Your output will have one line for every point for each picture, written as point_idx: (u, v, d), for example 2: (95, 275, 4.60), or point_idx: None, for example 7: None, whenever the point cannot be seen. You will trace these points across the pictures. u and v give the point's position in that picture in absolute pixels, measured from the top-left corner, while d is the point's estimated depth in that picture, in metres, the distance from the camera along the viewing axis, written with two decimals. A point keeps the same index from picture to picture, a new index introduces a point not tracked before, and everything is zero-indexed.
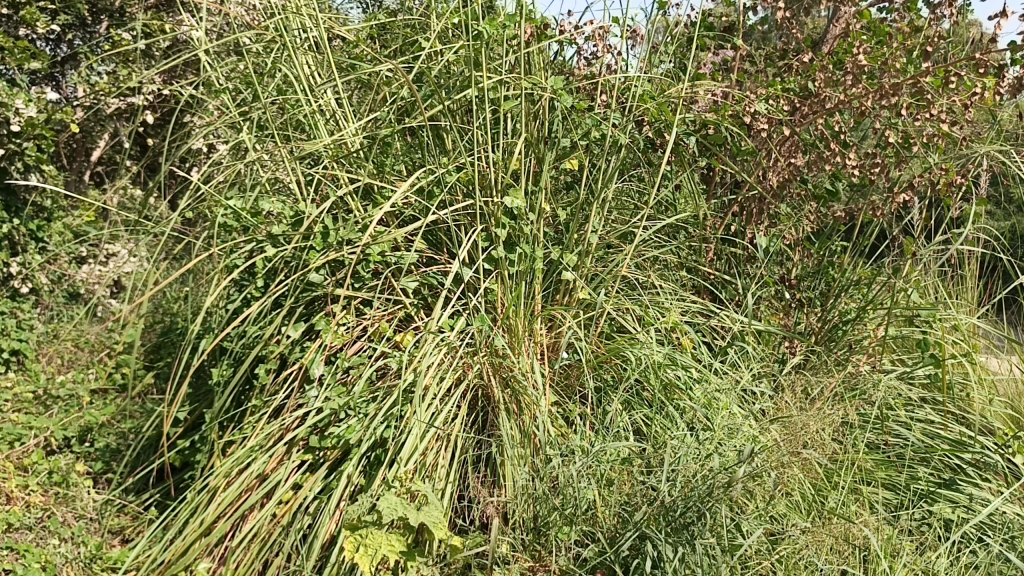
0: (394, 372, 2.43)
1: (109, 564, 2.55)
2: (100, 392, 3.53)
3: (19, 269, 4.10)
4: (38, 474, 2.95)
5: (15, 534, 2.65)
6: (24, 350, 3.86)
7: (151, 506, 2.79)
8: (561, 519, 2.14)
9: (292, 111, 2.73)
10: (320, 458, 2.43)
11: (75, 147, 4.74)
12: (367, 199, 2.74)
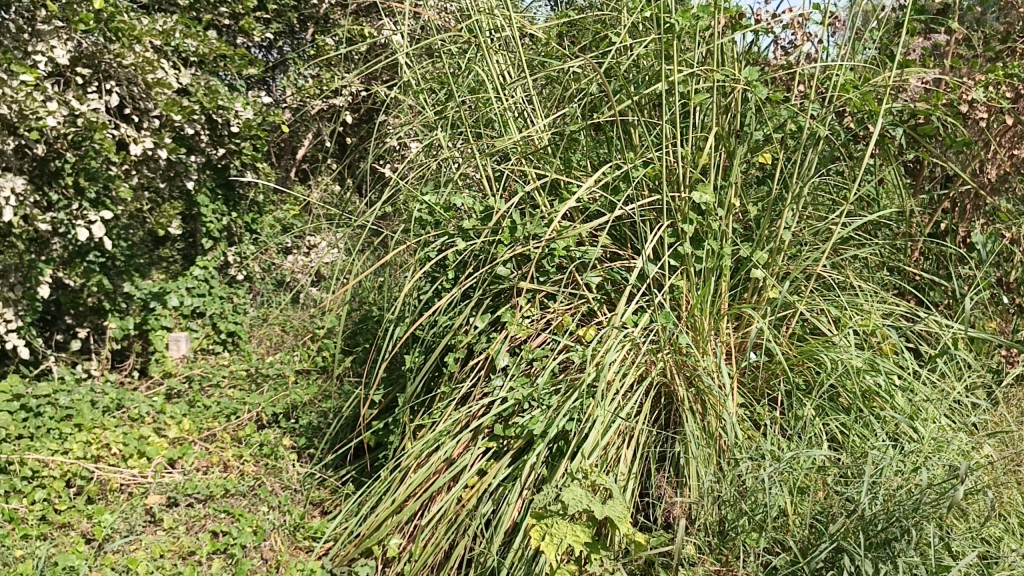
0: (577, 366, 2.45)
1: (310, 534, 2.75)
2: (304, 373, 3.73)
3: (235, 257, 4.64)
4: (252, 446, 3.24)
5: (231, 499, 2.90)
6: (239, 332, 4.32)
7: (349, 481, 3.00)
8: (750, 524, 2.06)
9: (483, 109, 2.81)
10: (504, 446, 2.48)
11: (284, 146, 5.17)
12: (554, 195, 2.77)
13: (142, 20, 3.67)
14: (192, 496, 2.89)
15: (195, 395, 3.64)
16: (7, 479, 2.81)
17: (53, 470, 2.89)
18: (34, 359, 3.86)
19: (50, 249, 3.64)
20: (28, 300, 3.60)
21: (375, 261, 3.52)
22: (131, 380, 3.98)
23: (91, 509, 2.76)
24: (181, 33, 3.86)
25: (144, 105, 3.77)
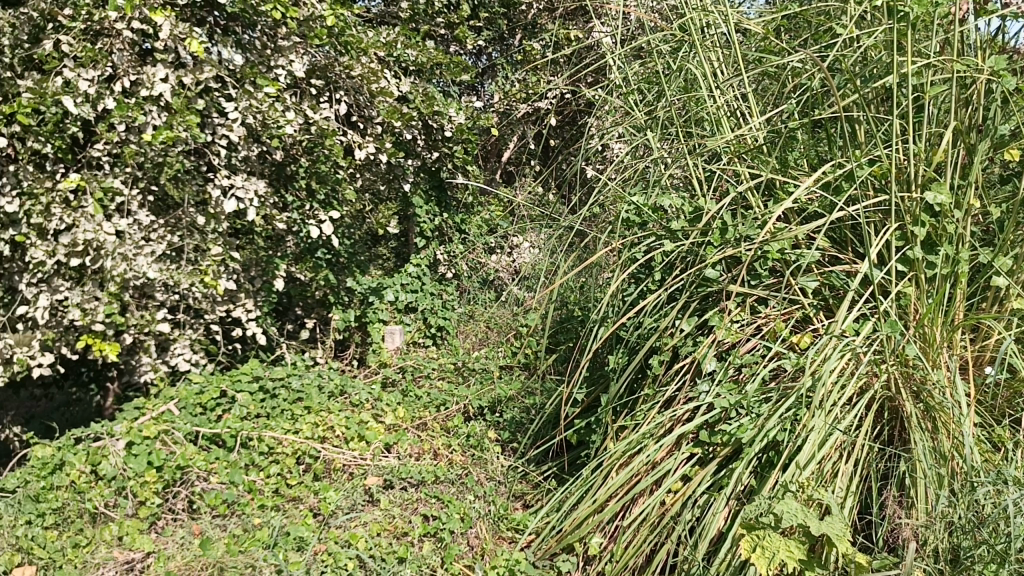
0: (791, 374, 2.34)
1: (513, 525, 2.88)
2: (508, 368, 3.91)
3: (445, 256, 4.86)
4: (459, 436, 3.40)
5: (441, 486, 3.04)
6: (447, 327, 4.52)
7: (550, 477, 3.11)
8: (989, 554, 1.89)
9: (694, 107, 2.76)
10: (710, 453, 2.41)
11: (491, 149, 5.38)
12: (768, 195, 2.67)
13: (367, 34, 3.91)
14: (406, 480, 3.04)
15: (407, 385, 3.85)
16: (247, 453, 3.12)
17: (285, 448, 3.15)
18: (268, 345, 4.32)
19: (285, 246, 4.05)
20: (266, 291, 4.03)
21: (580, 261, 3.56)
22: (351, 368, 4.30)
23: (318, 486, 3.01)
24: (402, 44, 4.08)
25: (368, 112, 4.04)
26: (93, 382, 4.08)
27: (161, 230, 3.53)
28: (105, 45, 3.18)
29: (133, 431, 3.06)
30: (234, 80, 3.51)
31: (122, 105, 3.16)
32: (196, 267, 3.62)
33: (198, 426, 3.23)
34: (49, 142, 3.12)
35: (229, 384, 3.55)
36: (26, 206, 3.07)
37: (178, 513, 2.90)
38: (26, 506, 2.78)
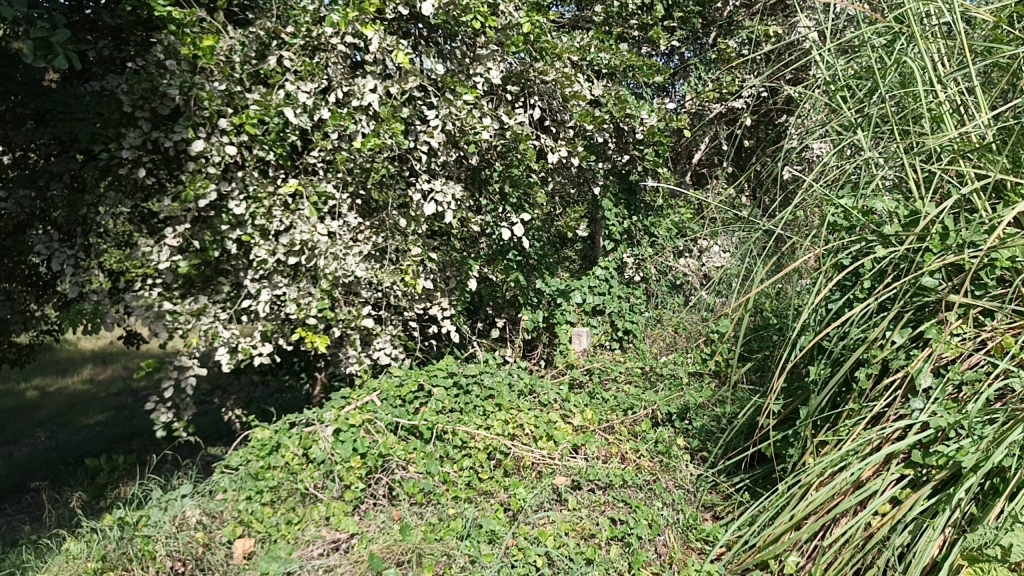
0: (1021, 395, 2.14)
1: (702, 536, 2.86)
2: (697, 375, 3.90)
3: (633, 259, 4.86)
4: (647, 442, 3.39)
5: (629, 491, 3.03)
6: (635, 331, 4.52)
7: (742, 490, 3.07)
8: None
9: (910, 103, 2.58)
10: (923, 475, 2.25)
11: (682, 151, 5.31)
12: (995, 198, 2.46)
13: (562, 38, 3.96)
14: (593, 482, 3.05)
15: (595, 387, 3.88)
16: (442, 445, 3.25)
17: (477, 443, 3.25)
18: (461, 342, 4.49)
19: (478, 247, 4.20)
20: (460, 291, 4.17)
21: (777, 267, 3.42)
22: (539, 368, 4.39)
23: (508, 482, 3.09)
24: (596, 47, 4.11)
25: (561, 117, 4.09)
26: (302, 371, 4.42)
27: (368, 231, 3.76)
28: (322, 59, 3.47)
29: (341, 418, 3.28)
30: (436, 88, 3.70)
31: (335, 115, 3.42)
32: (398, 267, 3.84)
33: (397, 418, 3.40)
34: (272, 150, 3.44)
35: (426, 378, 3.72)
36: (251, 208, 3.38)
37: (379, 498, 3.09)
38: (247, 484, 3.05)
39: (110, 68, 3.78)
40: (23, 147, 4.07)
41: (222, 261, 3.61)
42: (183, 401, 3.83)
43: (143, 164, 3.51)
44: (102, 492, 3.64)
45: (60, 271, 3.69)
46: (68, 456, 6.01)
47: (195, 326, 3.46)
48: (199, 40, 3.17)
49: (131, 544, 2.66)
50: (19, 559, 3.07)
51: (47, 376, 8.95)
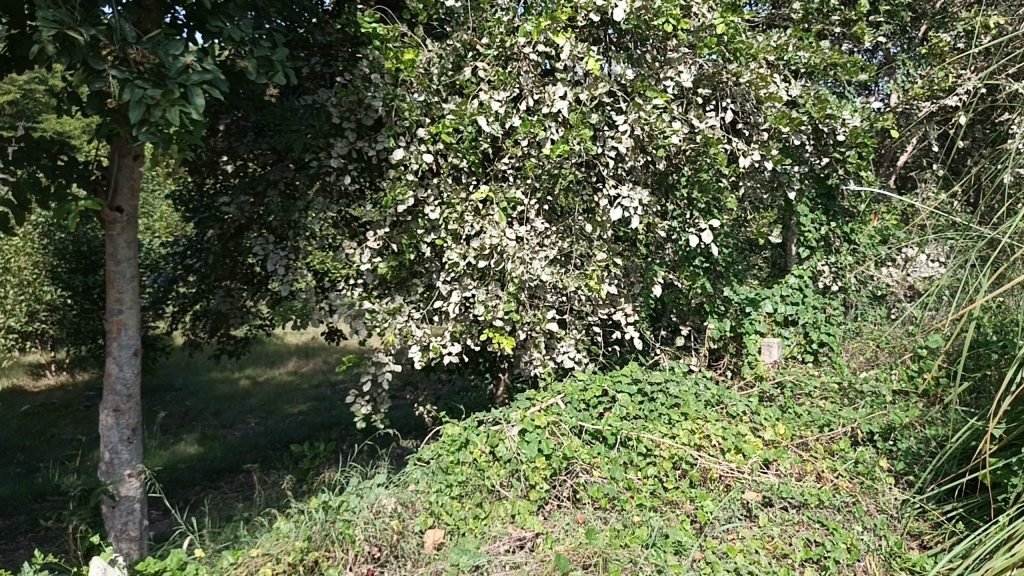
0: None
1: (907, 565, 2.74)
2: (902, 393, 3.76)
3: (830, 268, 4.61)
4: (847, 462, 3.27)
5: (825, 511, 2.97)
6: (832, 343, 4.31)
7: (955, 519, 2.89)
8: None
9: None
10: None
11: (885, 153, 5.03)
12: None
13: (758, 38, 3.80)
14: (786, 500, 3.00)
15: (787, 401, 3.76)
16: (626, 451, 3.28)
17: (662, 451, 3.25)
18: (645, 348, 4.47)
19: (663, 253, 4.10)
20: (644, 298, 4.09)
21: (1001, 280, 3.12)
22: (725, 379, 4.30)
23: (694, 493, 3.12)
24: (794, 46, 3.92)
25: (756, 119, 3.92)
26: (487, 371, 4.54)
27: (554, 236, 3.78)
28: (514, 69, 3.58)
29: (527, 419, 3.34)
30: (625, 94, 3.65)
31: (526, 122, 3.50)
32: (583, 272, 3.78)
33: (582, 421, 3.42)
34: (465, 157, 3.61)
35: (611, 384, 3.70)
36: (444, 213, 3.58)
37: (563, 500, 3.18)
38: (437, 477, 3.21)
39: (320, 83, 4.08)
40: (245, 156, 4.48)
41: (416, 265, 3.90)
42: (378, 395, 4.08)
43: (349, 172, 3.90)
44: (305, 477, 3.92)
45: (272, 271, 3.99)
46: (276, 441, 6.54)
47: (391, 325, 3.72)
48: (401, 54, 3.47)
49: (333, 527, 2.82)
50: (235, 532, 3.37)
51: (259, 367, 9.83)
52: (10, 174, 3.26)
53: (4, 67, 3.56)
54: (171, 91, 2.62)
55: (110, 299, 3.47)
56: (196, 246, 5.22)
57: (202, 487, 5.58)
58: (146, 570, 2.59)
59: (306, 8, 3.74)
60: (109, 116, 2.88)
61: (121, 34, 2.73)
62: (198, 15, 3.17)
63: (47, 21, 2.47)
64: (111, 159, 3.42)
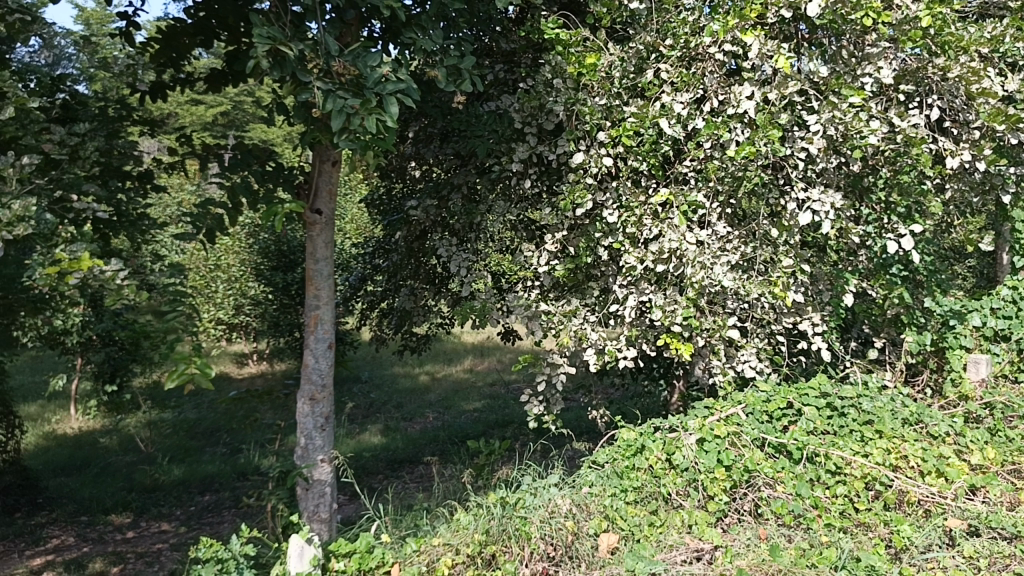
0: None
1: None
2: None
3: None
4: None
5: None
6: None
7: None
8: None
9: None
10: None
11: None
12: None
13: (969, 29, 3.55)
14: (996, 530, 2.89)
15: (997, 423, 3.60)
16: (813, 468, 3.20)
17: (854, 470, 3.13)
18: (833, 359, 4.28)
19: (856, 260, 3.87)
20: (833, 306, 3.87)
21: None
22: (924, 397, 4.02)
23: (890, 516, 2.99)
24: (1011, 36, 3.57)
25: (966, 116, 3.61)
26: (661, 378, 4.51)
27: (736, 241, 3.61)
28: (698, 70, 3.50)
29: (706, 428, 3.31)
30: (817, 91, 3.49)
31: (710, 124, 3.37)
32: (767, 278, 3.60)
33: (765, 433, 3.34)
34: (645, 161, 3.57)
35: (797, 396, 3.55)
36: (623, 217, 3.58)
37: (744, 514, 3.11)
38: (612, 481, 3.24)
39: (504, 89, 4.18)
40: (431, 160, 4.66)
41: (594, 268, 3.89)
42: (552, 396, 4.13)
43: (530, 176, 3.98)
44: (483, 472, 4.03)
45: (456, 271, 4.28)
46: (453, 436, 6.79)
47: (567, 327, 3.79)
48: (583, 58, 3.51)
49: (510, 523, 2.91)
50: (416, 520, 3.52)
51: (437, 363, 10.34)
52: (227, 180, 3.55)
53: (222, 81, 3.87)
54: (369, 99, 2.73)
55: (308, 296, 3.73)
56: (385, 247, 5.51)
57: (385, 476, 5.88)
58: (338, 551, 2.78)
59: (492, 17, 3.85)
60: (312, 124, 3.07)
61: (326, 47, 2.90)
62: (394, 27, 3.33)
63: (262, 38, 2.68)
64: (313, 165, 3.66)
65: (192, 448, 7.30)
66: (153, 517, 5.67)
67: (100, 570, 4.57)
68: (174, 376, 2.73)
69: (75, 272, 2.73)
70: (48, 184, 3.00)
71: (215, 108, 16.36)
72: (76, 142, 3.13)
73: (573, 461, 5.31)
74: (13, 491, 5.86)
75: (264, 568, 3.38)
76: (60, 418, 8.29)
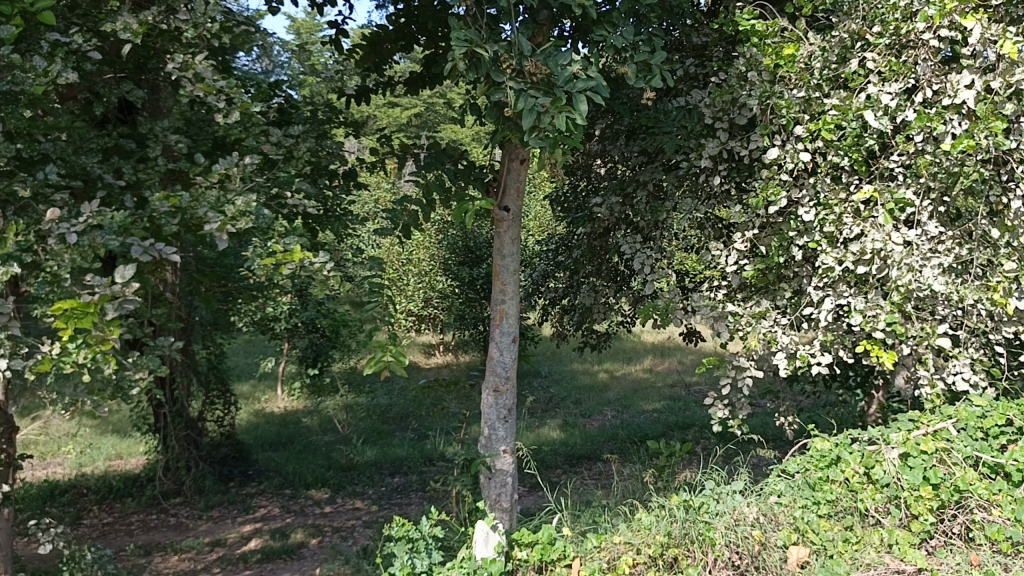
0: None
1: None
2: None
3: None
4: None
5: None
6: None
7: None
8: None
9: None
10: None
11: None
12: None
13: None
14: None
15: None
16: None
17: None
18: None
19: None
20: None
21: None
22: None
23: None
24: None
25: None
26: (857, 387, 4.28)
27: (950, 241, 3.35)
28: (909, 57, 3.24)
29: (910, 443, 3.15)
30: None
31: (921, 116, 3.13)
32: (986, 282, 3.29)
33: (979, 452, 3.11)
34: (847, 156, 3.36)
35: (1018, 412, 3.27)
36: (820, 215, 3.40)
37: (953, 537, 2.96)
38: (804, 493, 3.19)
39: (694, 84, 4.10)
40: (617, 157, 4.70)
41: (786, 268, 3.74)
42: (738, 400, 3.99)
43: (720, 172, 3.83)
44: (664, 473, 3.99)
45: (640, 269, 4.24)
46: (633, 435, 6.76)
47: (755, 329, 3.62)
48: (781, 49, 3.38)
49: (694, 526, 2.90)
50: (595, 516, 3.53)
51: (616, 362, 10.41)
52: (422, 178, 3.70)
53: (419, 84, 4.03)
54: (559, 98, 2.71)
55: (495, 290, 3.83)
56: (569, 244, 5.57)
57: (564, 470, 5.95)
58: (521, 540, 2.89)
59: (684, 10, 3.78)
60: (504, 123, 3.14)
61: (519, 48, 2.94)
62: (585, 25, 3.35)
63: (459, 41, 2.78)
64: (502, 163, 3.75)
65: (383, 432, 7.73)
66: (347, 494, 6.06)
67: (301, 540, 4.94)
68: (372, 363, 2.89)
69: (288, 263, 2.94)
70: (266, 182, 3.27)
71: (409, 111, 17.23)
72: (291, 143, 3.38)
73: (758, 468, 5.14)
74: (228, 462, 6.46)
75: (450, 550, 3.52)
76: (269, 398, 9.04)
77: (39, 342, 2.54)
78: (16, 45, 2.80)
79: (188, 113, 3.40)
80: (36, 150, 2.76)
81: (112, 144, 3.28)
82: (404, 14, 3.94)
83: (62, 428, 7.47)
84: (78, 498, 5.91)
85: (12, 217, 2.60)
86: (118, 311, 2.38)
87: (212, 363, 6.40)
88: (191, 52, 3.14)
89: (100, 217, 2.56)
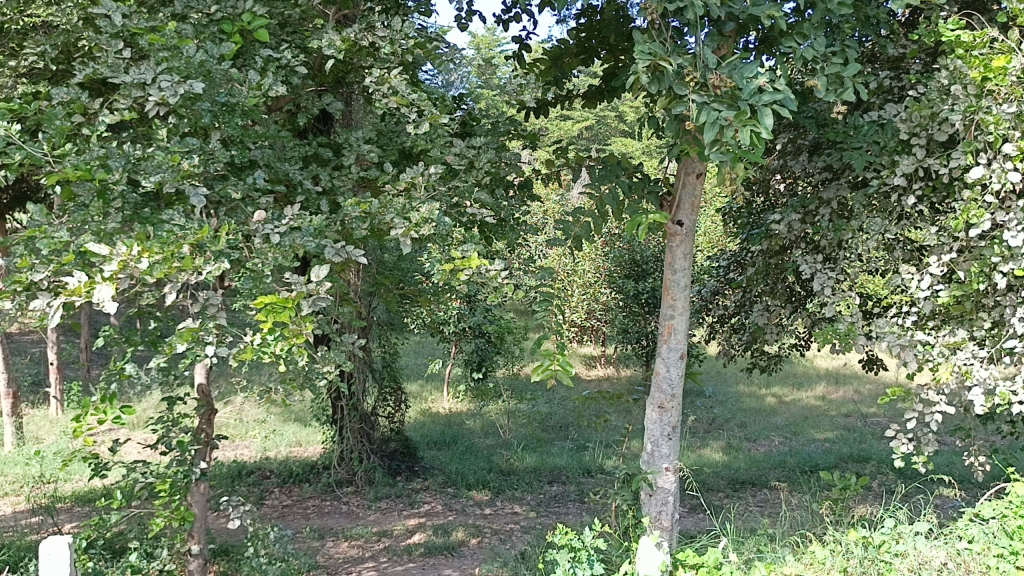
0: None
1: None
2: None
3: None
4: None
5: None
6: None
7: None
8: None
9: None
10: None
11: None
12: None
13: None
14: None
15: None
16: None
17: None
18: None
19: None
20: None
21: None
22: None
23: None
24: None
25: None
26: None
27: None
28: None
29: None
30: None
31: None
32: None
33: None
34: None
35: None
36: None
37: None
38: (1000, 541, 2.96)
39: (889, 96, 3.90)
40: (799, 172, 4.58)
41: (985, 297, 3.47)
42: (925, 436, 3.69)
43: (915, 191, 3.57)
44: (839, 507, 3.77)
45: (820, 290, 4.02)
46: (803, 464, 6.48)
47: (949, 360, 3.33)
48: (990, 61, 3.03)
49: (873, 566, 2.91)
50: (762, 545, 3.40)
51: (786, 387, 10.03)
52: (595, 191, 3.63)
53: (600, 97, 4.02)
54: (744, 110, 2.53)
55: (664, 304, 3.78)
56: (743, 262, 5.43)
57: (728, 494, 5.78)
58: (687, 561, 2.89)
59: (880, 20, 3.57)
60: (686, 135, 3.06)
61: (705, 60, 2.85)
62: (774, 36, 3.24)
63: (642, 53, 2.72)
64: (678, 177, 3.69)
65: (544, 440, 7.82)
66: (507, 499, 6.15)
67: (462, 539, 5.07)
68: (539, 370, 2.94)
69: (466, 269, 3.02)
70: (448, 191, 3.38)
71: (581, 124, 17.47)
72: (473, 154, 3.45)
73: (942, 511, 4.78)
74: (397, 456, 6.74)
75: (610, 564, 3.52)
76: (436, 398, 9.40)
77: (241, 333, 2.70)
78: (235, 60, 3.06)
79: (380, 125, 3.57)
80: (247, 157, 3.00)
81: (312, 153, 3.51)
82: (585, 28, 3.99)
83: (252, 414, 8.08)
84: (263, 480, 6.37)
85: (224, 217, 2.82)
86: (313, 308, 2.52)
87: (386, 362, 6.74)
88: (386, 67, 3.29)
89: (299, 221, 2.72)
